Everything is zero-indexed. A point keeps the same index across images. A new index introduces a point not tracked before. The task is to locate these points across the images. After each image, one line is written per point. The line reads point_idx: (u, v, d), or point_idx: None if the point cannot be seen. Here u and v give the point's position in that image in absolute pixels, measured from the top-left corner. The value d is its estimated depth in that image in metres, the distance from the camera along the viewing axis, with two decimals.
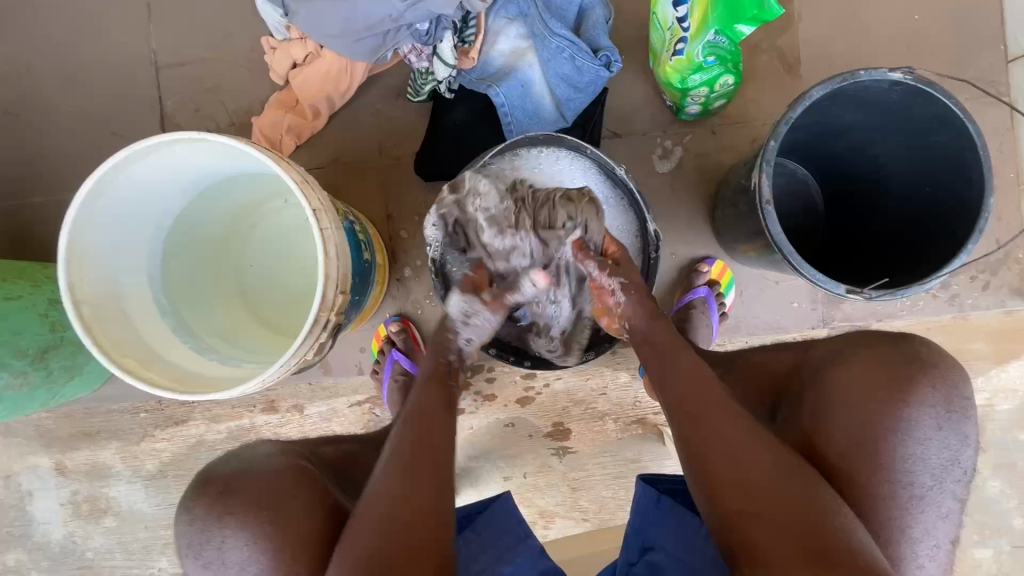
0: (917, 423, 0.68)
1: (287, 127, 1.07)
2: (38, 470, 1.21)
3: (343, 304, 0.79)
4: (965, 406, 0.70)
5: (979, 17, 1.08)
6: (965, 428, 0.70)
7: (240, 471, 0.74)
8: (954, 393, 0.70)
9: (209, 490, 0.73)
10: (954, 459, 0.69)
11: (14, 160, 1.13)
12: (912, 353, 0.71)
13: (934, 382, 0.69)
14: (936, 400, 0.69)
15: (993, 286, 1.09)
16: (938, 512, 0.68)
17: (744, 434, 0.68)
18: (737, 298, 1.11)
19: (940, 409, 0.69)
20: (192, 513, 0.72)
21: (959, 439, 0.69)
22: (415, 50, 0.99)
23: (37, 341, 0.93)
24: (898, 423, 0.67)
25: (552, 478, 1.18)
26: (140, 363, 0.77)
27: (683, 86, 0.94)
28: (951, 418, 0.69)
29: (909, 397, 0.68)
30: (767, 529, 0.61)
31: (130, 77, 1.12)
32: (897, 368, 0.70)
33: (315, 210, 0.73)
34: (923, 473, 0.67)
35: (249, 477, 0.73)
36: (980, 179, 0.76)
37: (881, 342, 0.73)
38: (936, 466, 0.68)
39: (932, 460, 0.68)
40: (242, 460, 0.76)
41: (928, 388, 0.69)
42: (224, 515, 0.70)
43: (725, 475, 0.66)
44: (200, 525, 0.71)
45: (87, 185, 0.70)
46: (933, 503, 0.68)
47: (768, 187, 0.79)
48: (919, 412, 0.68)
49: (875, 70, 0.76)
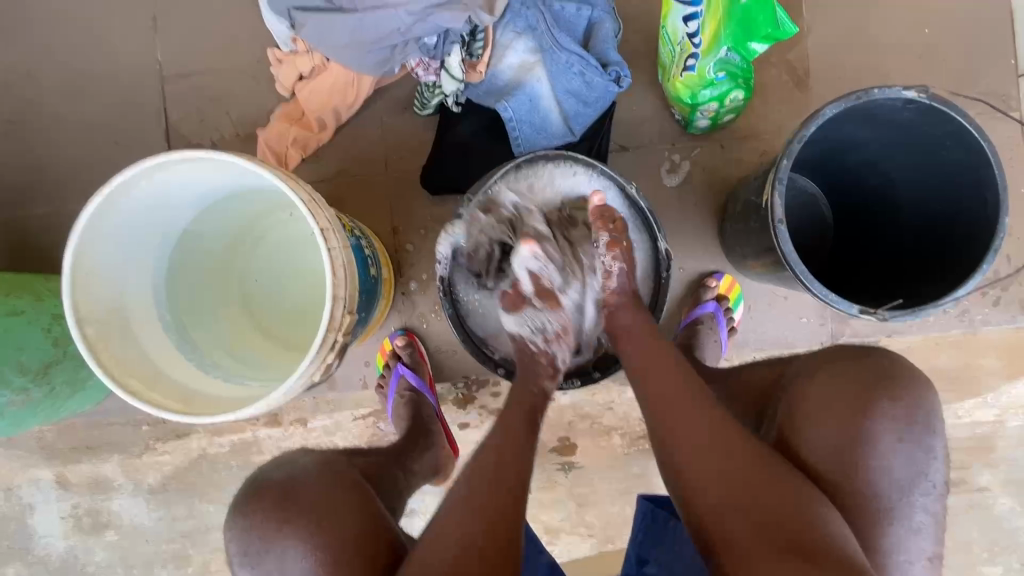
0: (875, 434, 0.66)
1: (292, 139, 1.06)
2: (39, 482, 1.20)
3: (350, 323, 0.78)
4: (931, 419, 0.67)
5: (989, 32, 1.08)
6: (931, 442, 0.67)
7: (295, 478, 0.72)
8: (918, 406, 0.67)
9: (267, 496, 0.70)
10: (921, 473, 0.66)
11: (17, 171, 1.12)
12: (875, 365, 0.69)
13: (896, 395, 0.67)
14: (896, 414, 0.66)
15: (1003, 302, 1.08)
16: (907, 527, 0.65)
17: (730, 441, 0.65)
18: (745, 313, 1.10)
19: (900, 421, 0.66)
20: (249, 519, 0.70)
21: (924, 453, 0.66)
22: (422, 64, 0.99)
23: (39, 356, 0.92)
24: (863, 436, 0.66)
25: (558, 494, 1.17)
26: (144, 382, 0.75)
27: (693, 101, 0.95)
28: (912, 430, 0.66)
29: (866, 410, 0.66)
30: (749, 537, 0.60)
31: (134, 88, 1.12)
32: (856, 383, 0.68)
33: (323, 228, 0.72)
34: (887, 487, 0.65)
35: (307, 484, 0.71)
36: (995, 199, 0.75)
37: (846, 355, 0.71)
38: (902, 480, 0.66)
39: (898, 474, 0.66)
40: (297, 469, 0.74)
41: (886, 402, 0.66)
42: (286, 525, 0.68)
43: (707, 483, 0.64)
44: (260, 533, 0.69)
45: (94, 202, 0.69)
46: (902, 518, 0.66)
47: (781, 207, 0.78)
48: (877, 424, 0.66)
49: (889, 88, 0.75)
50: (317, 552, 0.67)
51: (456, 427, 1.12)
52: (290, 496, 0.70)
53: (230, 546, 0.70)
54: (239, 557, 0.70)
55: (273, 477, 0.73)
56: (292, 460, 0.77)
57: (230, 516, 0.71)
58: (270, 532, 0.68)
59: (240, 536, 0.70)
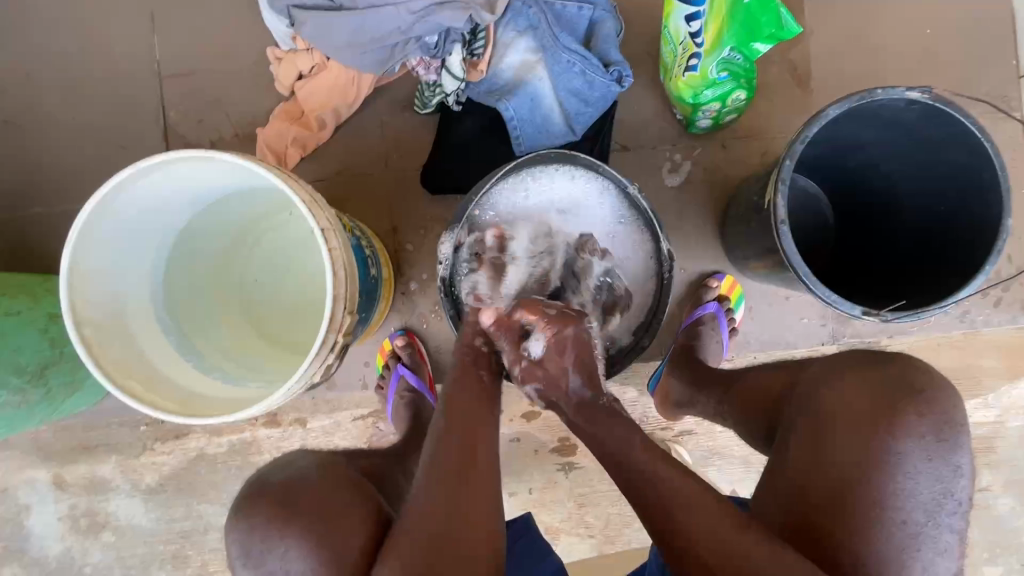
0: (904, 455, 0.65)
1: (292, 138, 1.06)
2: (36, 484, 1.19)
3: (350, 324, 0.77)
4: (958, 435, 0.67)
5: (991, 32, 1.07)
6: (956, 459, 0.67)
7: (294, 479, 0.72)
8: (945, 423, 0.67)
9: (267, 496, 0.70)
10: (946, 491, 0.66)
11: (12, 170, 1.11)
12: (901, 379, 0.68)
13: (923, 413, 0.66)
14: (923, 430, 0.66)
15: (1004, 302, 1.08)
16: (934, 548, 0.65)
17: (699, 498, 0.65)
18: (746, 313, 1.10)
19: (928, 439, 0.66)
20: (251, 521, 0.69)
21: (951, 470, 0.66)
22: (423, 63, 0.98)
23: (37, 357, 0.91)
24: (887, 456, 0.65)
25: (559, 494, 1.17)
26: (142, 384, 0.75)
27: (695, 101, 0.94)
28: (941, 447, 0.66)
29: (892, 428, 0.66)
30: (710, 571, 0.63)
31: (131, 86, 1.11)
32: (882, 401, 0.67)
33: (324, 229, 0.71)
34: (914, 507, 0.65)
35: (305, 483, 0.71)
36: (997, 199, 0.75)
37: (869, 366, 0.71)
38: (927, 500, 0.66)
39: (924, 494, 0.65)
40: (298, 471, 0.74)
41: (913, 418, 0.66)
42: (286, 525, 0.68)
43: (680, 523, 0.65)
44: (259, 533, 0.68)
45: (91, 200, 0.68)
46: (929, 540, 0.65)
47: (783, 207, 0.77)
48: (905, 443, 0.66)
49: (892, 89, 0.75)
50: (315, 552, 0.66)
51: None
52: (289, 496, 0.70)
53: (232, 550, 0.70)
54: (241, 559, 0.69)
55: (271, 479, 0.73)
56: (292, 461, 0.76)
57: (230, 519, 0.70)
58: (269, 533, 0.68)
59: (241, 539, 0.69)
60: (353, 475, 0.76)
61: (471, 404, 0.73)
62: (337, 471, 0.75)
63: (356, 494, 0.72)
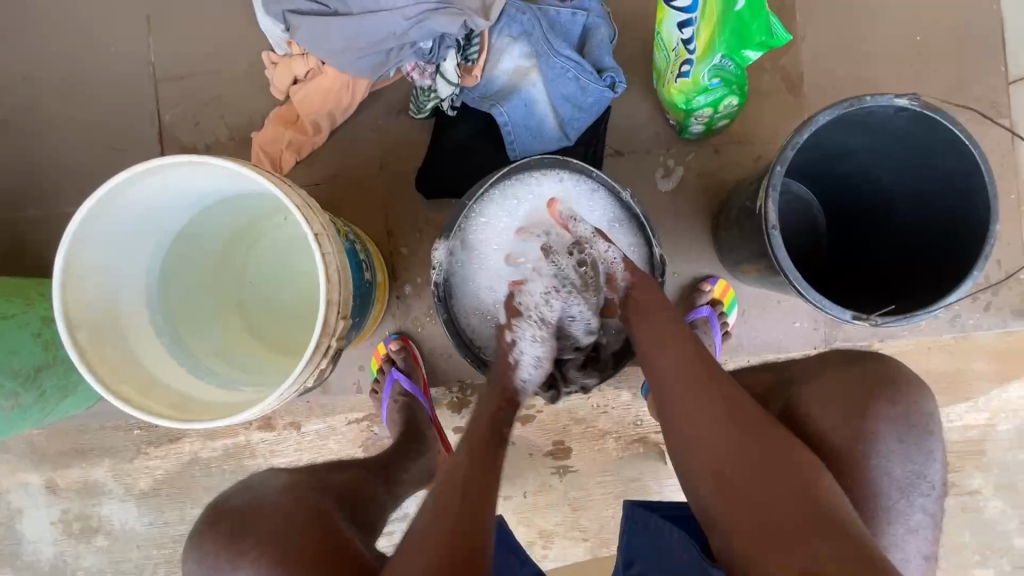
0: (877, 438, 0.66)
1: (287, 141, 1.06)
2: (29, 488, 1.19)
3: (344, 328, 0.78)
4: (928, 421, 0.68)
5: (979, 39, 1.09)
6: (929, 443, 0.68)
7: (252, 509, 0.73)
8: (915, 408, 0.68)
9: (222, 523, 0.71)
10: (920, 474, 0.67)
11: (7, 173, 1.11)
12: (875, 371, 0.70)
13: (893, 399, 0.68)
14: (894, 415, 0.67)
15: (993, 307, 1.09)
16: (905, 526, 0.67)
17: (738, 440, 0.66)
18: (739, 317, 1.10)
19: (899, 424, 0.67)
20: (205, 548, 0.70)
21: (924, 454, 0.68)
22: (417, 68, 0.98)
23: (30, 360, 0.91)
24: (860, 441, 0.66)
25: (552, 497, 1.17)
26: (137, 389, 0.75)
27: (687, 106, 0.95)
28: (912, 431, 0.67)
29: (865, 414, 0.67)
30: (757, 542, 0.58)
31: (126, 90, 1.11)
32: (852, 387, 0.69)
33: (317, 232, 0.71)
34: (890, 489, 0.66)
35: (260, 511, 0.72)
36: (985, 206, 0.76)
37: (845, 359, 0.73)
38: (902, 481, 0.67)
39: (899, 475, 0.67)
40: (258, 496, 0.75)
41: (884, 403, 0.67)
42: (241, 551, 0.69)
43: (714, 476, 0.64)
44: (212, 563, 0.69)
45: (85, 205, 0.68)
46: (901, 518, 0.67)
47: (774, 213, 0.78)
48: (877, 426, 0.67)
49: (880, 96, 0.75)
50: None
51: (450, 431, 1.12)
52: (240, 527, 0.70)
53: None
54: None
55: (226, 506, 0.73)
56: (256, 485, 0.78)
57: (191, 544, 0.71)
58: (220, 563, 0.69)
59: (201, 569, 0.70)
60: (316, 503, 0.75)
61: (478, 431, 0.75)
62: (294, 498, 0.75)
63: (314, 523, 0.72)
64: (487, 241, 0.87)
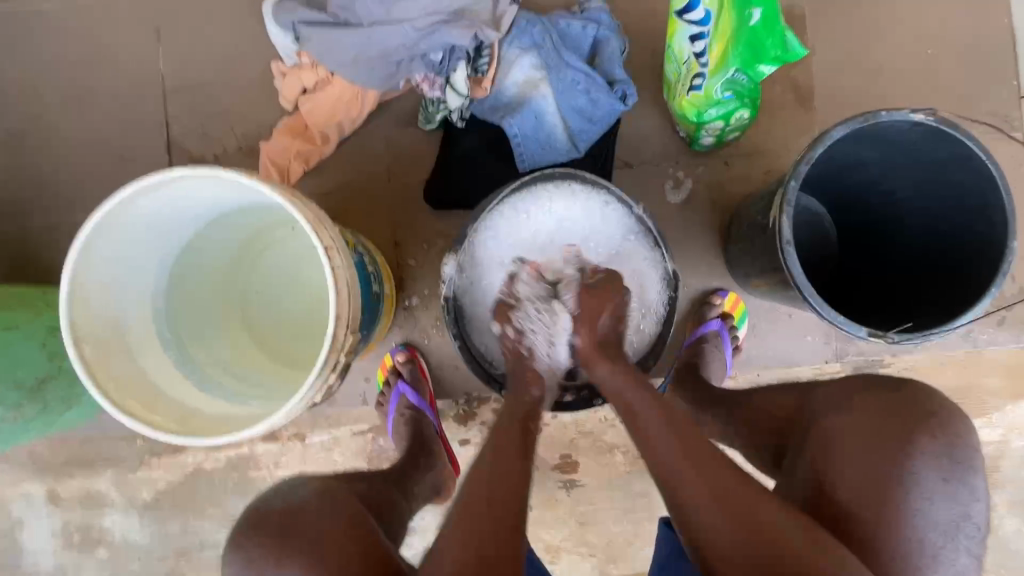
0: (919, 475, 0.65)
1: (295, 152, 1.05)
2: (31, 498, 1.18)
3: (353, 343, 0.76)
4: (972, 455, 0.67)
5: (991, 53, 1.08)
6: (974, 481, 0.66)
7: (290, 508, 0.71)
8: (958, 443, 0.67)
9: (263, 526, 0.69)
10: (964, 514, 0.66)
11: (14, 182, 1.11)
12: (911, 400, 0.69)
13: (936, 433, 0.67)
14: (938, 451, 0.66)
15: (1006, 322, 1.09)
16: (953, 569, 0.64)
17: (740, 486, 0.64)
18: (749, 331, 1.09)
19: (943, 460, 0.66)
20: (245, 553, 0.69)
21: (967, 492, 0.66)
22: (427, 80, 0.97)
23: (35, 370, 0.91)
24: (904, 476, 0.65)
25: (559, 513, 1.16)
26: (143, 403, 0.73)
27: (699, 119, 0.93)
28: (956, 470, 0.66)
29: (905, 449, 0.66)
30: None
31: (134, 99, 1.11)
32: (890, 417, 0.68)
33: (327, 247, 0.70)
34: (933, 530, 0.65)
35: (296, 512, 0.70)
36: (1002, 221, 0.75)
37: (876, 385, 0.72)
38: (945, 522, 0.65)
39: (941, 516, 0.65)
40: (298, 496, 0.73)
41: (928, 438, 0.66)
42: (284, 556, 0.67)
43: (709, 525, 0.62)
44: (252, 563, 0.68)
45: (93, 219, 0.67)
46: (946, 561, 0.64)
47: (788, 227, 0.77)
48: (920, 462, 0.65)
49: (896, 111, 0.75)
50: None
51: (455, 444, 1.10)
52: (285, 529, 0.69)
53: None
54: None
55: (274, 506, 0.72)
56: (294, 486, 0.76)
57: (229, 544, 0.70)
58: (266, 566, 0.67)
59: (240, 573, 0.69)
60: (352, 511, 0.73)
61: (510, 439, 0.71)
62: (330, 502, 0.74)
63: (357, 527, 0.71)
64: (497, 259, 0.86)
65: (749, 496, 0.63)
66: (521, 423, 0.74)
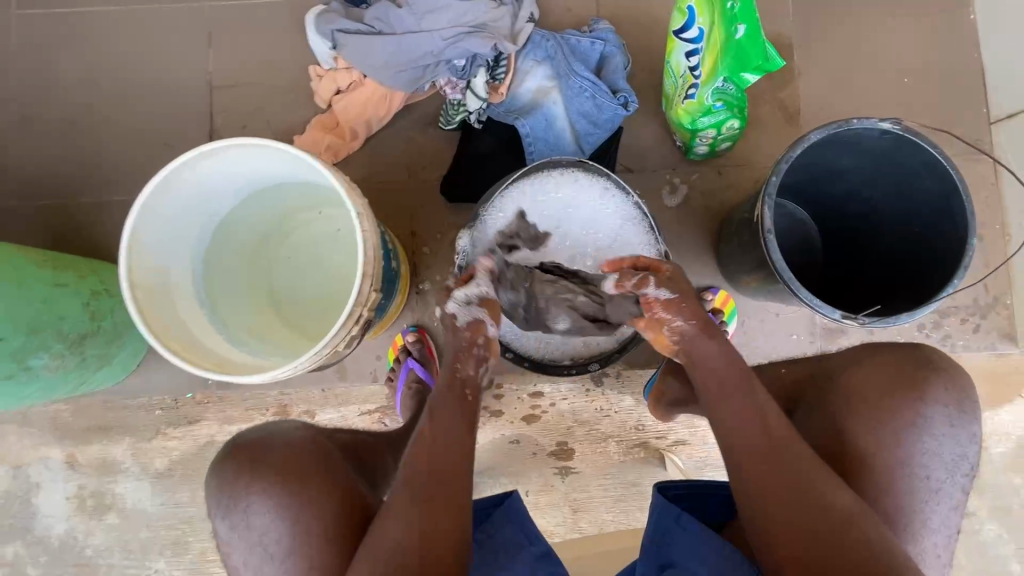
0: (930, 419, 0.71)
1: (325, 145, 1.16)
2: (49, 462, 1.24)
3: (374, 301, 0.84)
4: (973, 405, 0.74)
5: (963, 83, 1.19)
6: (973, 427, 0.73)
7: (292, 451, 0.77)
8: (962, 394, 0.73)
9: (237, 456, 0.76)
10: (961, 455, 0.73)
11: (67, 163, 1.22)
12: (920, 356, 0.75)
13: (946, 383, 0.73)
14: (947, 400, 0.72)
15: (982, 329, 1.15)
16: (949, 504, 0.72)
17: (786, 459, 0.68)
18: (739, 327, 1.16)
19: (951, 407, 0.72)
20: (220, 477, 0.76)
21: (967, 437, 0.73)
22: (450, 83, 1.10)
23: (77, 326, 0.97)
24: (916, 420, 0.71)
25: (554, 498, 1.21)
26: (180, 343, 0.82)
27: (693, 127, 1.04)
28: (961, 416, 0.72)
29: (921, 397, 0.72)
30: (795, 542, 0.63)
31: (183, 94, 1.23)
32: (905, 369, 0.74)
33: (359, 213, 0.79)
34: (937, 467, 0.72)
35: (278, 444, 0.77)
36: (963, 221, 0.83)
37: (888, 346, 0.78)
38: (948, 461, 0.72)
39: (945, 455, 0.72)
40: (273, 430, 0.80)
41: (940, 388, 0.73)
42: (250, 484, 0.74)
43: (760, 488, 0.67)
44: (227, 488, 0.75)
45: (156, 179, 0.77)
46: (945, 496, 0.72)
47: (769, 218, 0.86)
48: (931, 409, 0.72)
49: (866, 120, 0.84)
50: (277, 507, 0.73)
51: None
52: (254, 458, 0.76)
53: (215, 519, 0.76)
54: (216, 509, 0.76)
55: (269, 438, 0.78)
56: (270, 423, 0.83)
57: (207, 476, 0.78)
58: (236, 487, 0.74)
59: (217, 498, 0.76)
60: (352, 477, 0.78)
61: (447, 415, 0.73)
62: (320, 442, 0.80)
63: (321, 461, 0.77)
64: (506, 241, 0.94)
65: (797, 473, 0.67)
66: (461, 395, 0.76)
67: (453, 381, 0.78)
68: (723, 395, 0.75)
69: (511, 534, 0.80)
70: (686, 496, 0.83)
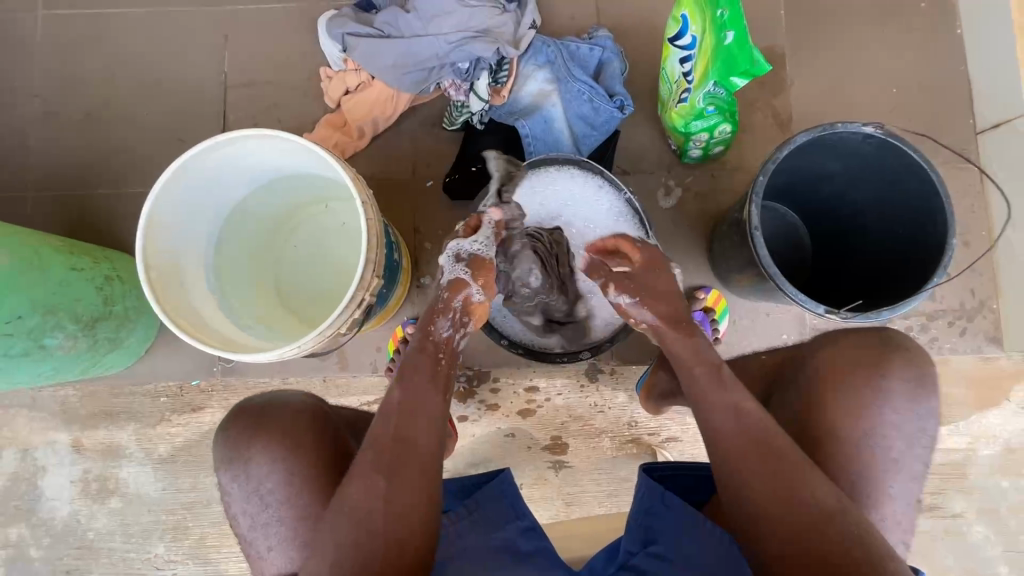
0: (891, 391, 0.76)
1: (334, 142, 1.21)
2: (56, 446, 1.27)
3: (376, 286, 0.88)
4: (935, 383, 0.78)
5: (950, 94, 1.23)
6: (932, 402, 0.77)
7: (291, 417, 0.85)
8: (924, 373, 0.78)
9: (241, 420, 0.85)
10: (922, 428, 0.77)
11: (85, 156, 1.27)
12: (886, 338, 0.80)
13: (907, 360, 0.78)
14: (907, 374, 0.77)
15: (969, 333, 1.18)
16: (908, 474, 0.76)
17: (772, 451, 0.70)
18: (731, 326, 1.19)
19: (909, 381, 0.77)
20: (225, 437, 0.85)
21: (926, 411, 0.77)
22: (454, 84, 1.15)
23: (92, 309, 1.02)
24: (878, 393, 0.76)
25: (547, 491, 1.23)
26: (193, 324, 0.86)
27: (686, 130, 1.09)
28: (921, 391, 0.77)
29: (884, 373, 0.77)
30: (770, 526, 0.67)
31: (198, 92, 1.28)
32: (873, 351, 0.79)
33: (365, 202, 0.83)
34: (896, 437, 0.76)
35: (279, 409, 0.86)
36: (943, 222, 0.86)
37: (859, 330, 0.83)
38: (908, 432, 0.76)
39: (906, 426, 0.76)
40: (272, 400, 0.88)
41: (900, 364, 0.78)
42: (251, 442, 0.83)
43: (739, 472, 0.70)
44: (230, 446, 0.84)
45: (172, 167, 0.81)
46: (902, 466, 0.76)
47: (756, 216, 0.90)
48: (892, 381, 0.77)
49: (850, 123, 0.88)
50: (276, 462, 0.82)
51: (456, 419, 1.22)
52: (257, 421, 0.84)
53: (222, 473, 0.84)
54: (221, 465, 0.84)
55: (271, 405, 0.87)
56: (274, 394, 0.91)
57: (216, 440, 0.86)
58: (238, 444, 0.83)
59: (222, 455, 0.84)
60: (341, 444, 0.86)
61: (418, 382, 0.76)
62: (316, 412, 0.87)
63: (313, 428, 0.85)
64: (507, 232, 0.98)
65: (780, 464, 0.69)
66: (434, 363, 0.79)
67: (424, 345, 0.80)
68: (708, 382, 0.77)
69: (499, 508, 0.82)
70: (672, 477, 0.86)
